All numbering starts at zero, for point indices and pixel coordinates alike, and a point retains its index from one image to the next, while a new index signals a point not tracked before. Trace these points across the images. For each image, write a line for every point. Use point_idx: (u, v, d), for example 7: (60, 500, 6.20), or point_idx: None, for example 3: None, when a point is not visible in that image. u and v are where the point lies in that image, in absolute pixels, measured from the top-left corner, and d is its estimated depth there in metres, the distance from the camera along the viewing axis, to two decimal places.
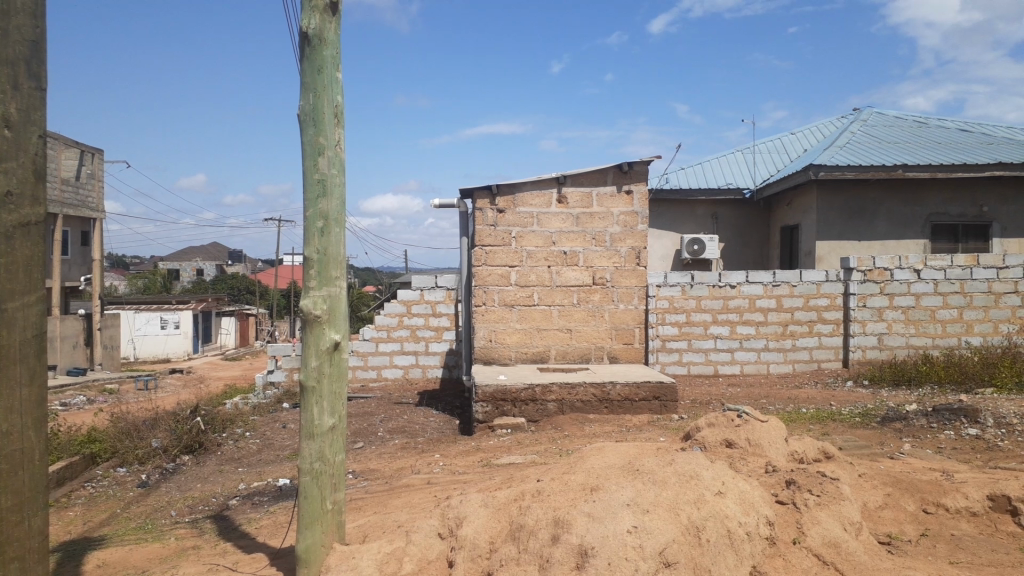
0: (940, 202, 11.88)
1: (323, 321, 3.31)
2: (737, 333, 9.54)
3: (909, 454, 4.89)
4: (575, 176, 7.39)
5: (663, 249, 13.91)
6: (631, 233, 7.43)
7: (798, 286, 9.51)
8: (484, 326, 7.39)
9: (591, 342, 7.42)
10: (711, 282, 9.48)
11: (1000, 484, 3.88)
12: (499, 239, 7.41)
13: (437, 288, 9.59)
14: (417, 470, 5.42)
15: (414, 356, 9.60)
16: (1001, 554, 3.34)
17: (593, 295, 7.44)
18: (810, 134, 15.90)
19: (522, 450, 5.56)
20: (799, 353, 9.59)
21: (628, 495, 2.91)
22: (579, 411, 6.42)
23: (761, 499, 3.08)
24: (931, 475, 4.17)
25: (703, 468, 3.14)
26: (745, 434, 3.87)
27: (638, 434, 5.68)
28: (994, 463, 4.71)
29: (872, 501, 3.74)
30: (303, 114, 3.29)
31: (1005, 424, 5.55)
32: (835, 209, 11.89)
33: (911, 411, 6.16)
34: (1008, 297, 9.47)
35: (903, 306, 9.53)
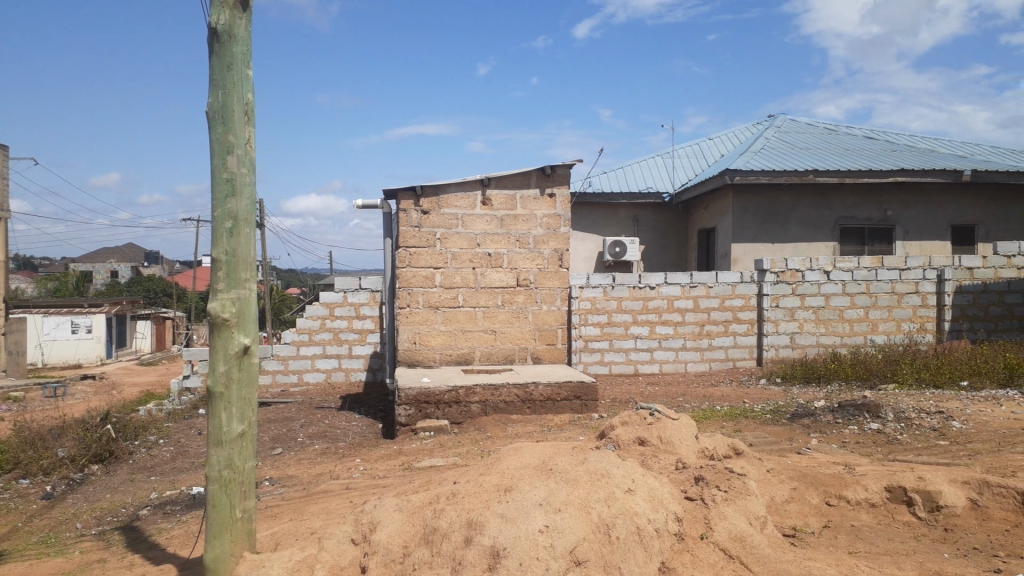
0: (848, 206, 12.38)
1: (231, 324, 3.23)
2: (656, 333, 9.72)
3: (815, 449, 5.08)
4: (499, 179, 7.40)
5: (587, 251, 14.09)
6: (554, 235, 7.49)
7: (714, 287, 9.76)
8: (408, 328, 7.33)
9: (514, 343, 7.45)
10: (631, 283, 9.63)
11: (897, 475, 4.07)
12: (423, 241, 7.36)
13: (361, 290, 9.47)
14: (335, 475, 5.34)
15: (337, 360, 9.46)
16: (896, 542, 3.51)
17: (516, 297, 7.47)
18: (727, 140, 16.37)
19: (444, 453, 5.54)
20: (714, 352, 9.84)
21: (540, 494, 2.93)
22: (502, 412, 6.44)
23: (669, 495, 3.14)
24: (834, 469, 4.33)
25: (614, 466, 3.19)
26: (656, 432, 3.94)
27: (559, 433, 5.74)
28: (893, 456, 4.93)
29: (778, 495, 3.86)
30: (212, 111, 3.19)
31: (904, 419, 5.81)
32: (750, 212, 12.26)
33: (818, 407, 6.39)
34: (910, 297, 9.97)
35: (814, 306, 9.89)
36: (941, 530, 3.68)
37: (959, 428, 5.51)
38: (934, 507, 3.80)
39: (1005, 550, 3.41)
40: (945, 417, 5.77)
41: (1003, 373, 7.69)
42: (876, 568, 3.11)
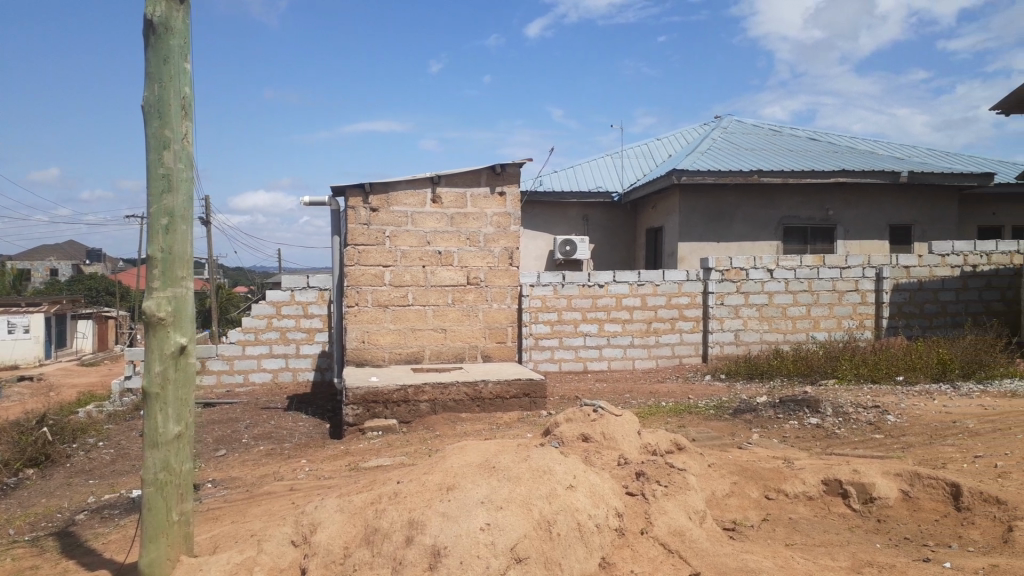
0: (791, 206, 12.66)
1: (167, 323, 3.15)
2: (605, 330, 9.81)
3: (756, 444, 5.18)
4: (449, 176, 7.37)
5: (537, 249, 14.17)
6: (504, 234, 7.49)
7: (661, 285, 9.88)
8: (356, 327, 7.26)
9: (464, 342, 7.44)
10: (581, 281, 9.69)
11: (833, 469, 4.17)
12: (372, 238, 7.30)
13: (309, 288, 9.35)
14: (280, 476, 5.26)
15: (284, 359, 9.32)
16: (831, 534, 3.61)
17: (467, 295, 7.46)
18: (675, 140, 16.58)
19: (392, 452, 5.51)
20: (661, 349, 9.96)
21: (482, 492, 2.93)
22: (451, 411, 6.42)
23: (611, 491, 3.17)
24: (773, 463, 4.42)
25: (556, 463, 3.20)
26: (600, 428, 3.96)
27: (507, 431, 5.74)
28: (831, 449, 5.05)
29: (719, 489, 3.92)
30: (147, 105, 3.11)
31: (842, 413, 5.96)
32: (696, 212, 12.44)
33: (760, 403, 6.51)
34: (850, 295, 10.23)
35: (757, 304, 10.08)
36: (874, 521, 3.79)
37: (894, 422, 5.67)
38: (868, 499, 3.91)
39: (935, 539, 3.53)
40: (880, 411, 5.94)
41: (936, 368, 7.95)
42: (811, 559, 3.18)
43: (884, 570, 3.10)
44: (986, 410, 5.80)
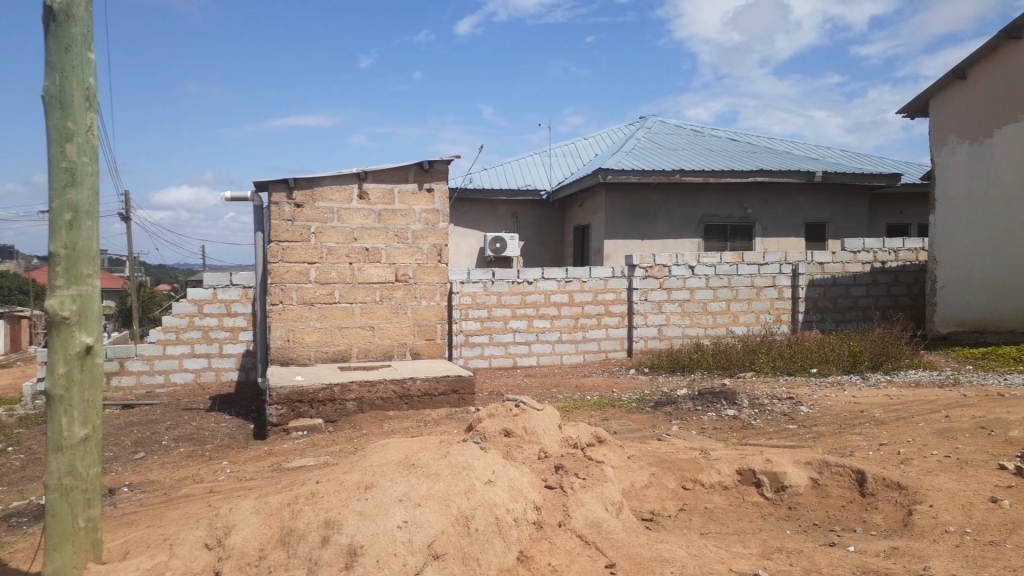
0: (712, 204, 12.97)
1: (71, 322, 3.04)
2: (533, 326, 9.86)
3: (675, 436, 5.31)
4: (376, 172, 7.29)
5: (467, 246, 14.18)
6: (433, 230, 7.46)
7: (588, 281, 9.98)
8: (281, 325, 7.12)
9: (393, 339, 7.38)
10: (510, 278, 9.71)
11: (747, 458, 4.30)
12: (296, 235, 7.17)
13: (232, 286, 9.12)
14: (200, 478, 5.12)
15: (206, 359, 9.07)
16: (744, 522, 3.72)
17: (395, 292, 7.39)
18: (602, 139, 16.80)
19: (316, 452, 5.43)
20: (588, 344, 10.08)
21: (400, 490, 2.93)
22: (379, 409, 6.36)
23: (529, 485, 3.21)
24: (691, 454, 4.52)
25: (475, 458, 3.22)
26: (522, 423, 3.99)
27: (435, 428, 5.73)
28: (747, 440, 5.22)
29: (638, 481, 3.98)
30: (47, 96, 2.98)
31: (758, 404, 6.15)
32: (622, 210, 12.64)
33: (680, 396, 6.67)
34: (768, 290, 10.56)
35: (680, 299, 10.30)
36: (785, 508, 3.93)
37: (806, 412, 5.88)
38: (779, 487, 4.04)
39: (841, 524, 3.68)
40: (794, 402, 6.15)
41: (847, 361, 8.28)
42: (723, 547, 3.28)
43: (791, 555, 3.21)
44: (891, 400, 6.08)
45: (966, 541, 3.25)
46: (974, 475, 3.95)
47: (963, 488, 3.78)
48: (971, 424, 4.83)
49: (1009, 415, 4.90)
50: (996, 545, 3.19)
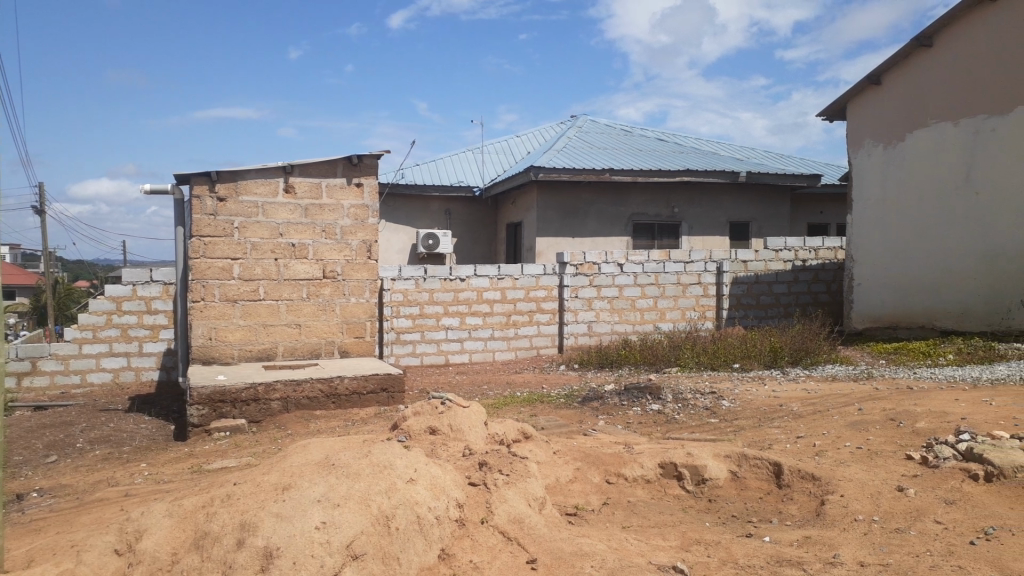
0: (641, 202, 13.16)
1: None
2: (466, 324, 9.83)
3: (601, 430, 5.37)
4: (303, 166, 7.16)
5: (399, 243, 14.05)
6: (361, 226, 7.35)
7: (520, 279, 10.01)
8: (203, 323, 6.92)
9: (320, 337, 7.25)
10: (442, 275, 9.65)
11: (669, 451, 4.38)
12: (220, 230, 6.98)
13: (152, 282, 8.83)
14: (115, 482, 4.94)
15: (125, 358, 8.76)
16: (665, 515, 3.79)
17: (322, 289, 7.26)
18: (534, 137, 16.87)
19: (239, 453, 5.29)
20: (520, 341, 10.11)
21: (319, 490, 2.89)
22: (305, 409, 6.24)
23: (452, 482, 3.20)
24: (615, 448, 4.57)
25: (397, 457, 3.19)
26: (447, 421, 3.97)
27: (362, 427, 5.66)
28: (670, 434, 5.31)
29: (563, 476, 4.01)
30: None
31: (682, 399, 6.27)
32: (553, 207, 12.72)
33: (607, 391, 6.74)
34: (693, 288, 10.79)
35: (609, 296, 10.42)
36: (706, 501, 4.02)
37: (727, 406, 6.03)
38: (700, 480, 4.13)
39: (758, 515, 3.78)
40: (716, 396, 6.29)
41: (768, 356, 8.52)
42: (644, 540, 3.33)
43: (709, 547, 3.29)
44: (808, 393, 6.28)
45: (873, 529, 3.38)
46: (883, 465, 4.11)
47: (872, 478, 3.92)
48: (881, 416, 5.02)
49: (916, 407, 5.12)
50: (901, 532, 3.33)
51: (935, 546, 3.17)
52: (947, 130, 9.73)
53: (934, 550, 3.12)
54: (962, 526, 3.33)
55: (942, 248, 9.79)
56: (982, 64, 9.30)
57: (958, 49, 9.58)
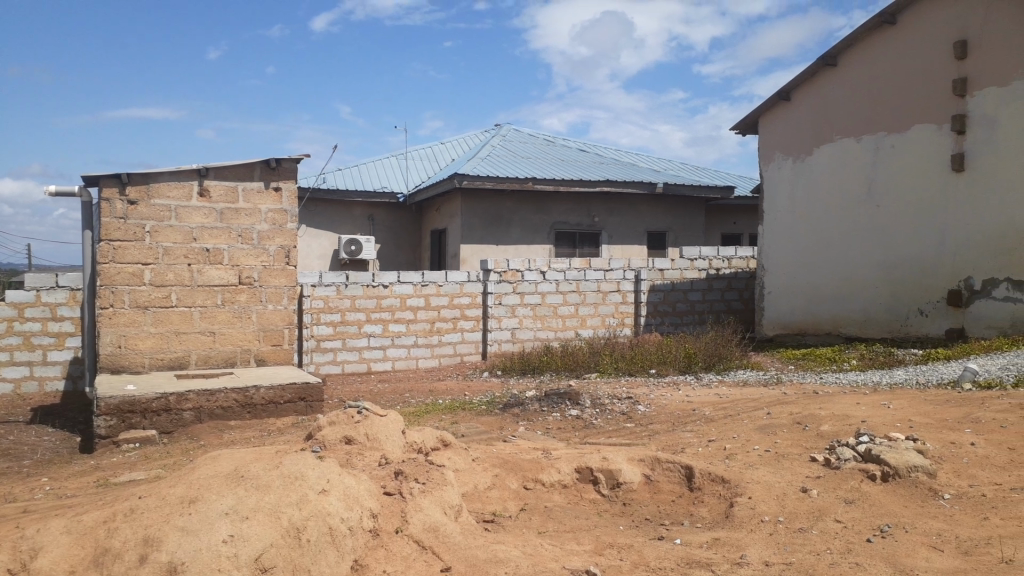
0: (563, 211, 13.32)
1: None
2: (388, 331, 9.72)
3: (520, 437, 5.40)
4: (218, 169, 6.99)
5: (320, 248, 13.83)
6: (280, 231, 7.21)
7: (443, 286, 9.98)
8: (111, 331, 6.66)
9: (236, 345, 7.06)
10: (364, 281, 9.53)
11: (586, 457, 4.43)
12: (130, 234, 6.73)
13: (58, 288, 8.44)
14: (13, 498, 4.68)
15: (28, 368, 8.34)
16: (581, 519, 3.84)
17: (238, 296, 7.08)
18: (458, 145, 16.87)
19: (148, 465, 5.11)
20: (444, 348, 10.07)
21: (227, 502, 2.83)
22: (219, 419, 6.06)
23: (366, 492, 3.17)
24: (533, 454, 4.60)
25: (309, 468, 3.13)
26: (364, 430, 3.93)
27: (279, 437, 5.55)
28: (588, 439, 5.39)
29: (481, 483, 4.02)
30: None
31: (600, 404, 6.36)
32: (476, 215, 12.75)
33: (527, 397, 6.79)
34: (613, 295, 10.98)
35: (532, 303, 10.50)
36: (620, 505, 4.08)
37: (643, 411, 6.15)
38: (615, 484, 4.20)
39: (670, 518, 3.86)
40: (632, 401, 6.41)
41: (682, 362, 8.75)
42: (558, 545, 3.36)
43: (622, 551, 3.35)
44: (720, 398, 6.47)
45: (778, 529, 3.51)
46: (789, 467, 4.27)
47: (778, 480, 4.07)
48: (788, 420, 5.21)
49: (820, 410, 5.34)
50: (804, 531, 3.46)
51: (834, 544, 3.31)
52: (850, 145, 10.19)
53: (834, 548, 3.26)
54: (859, 524, 3.49)
55: (846, 257, 10.22)
56: (882, 84, 9.77)
57: (861, 69, 10.05)
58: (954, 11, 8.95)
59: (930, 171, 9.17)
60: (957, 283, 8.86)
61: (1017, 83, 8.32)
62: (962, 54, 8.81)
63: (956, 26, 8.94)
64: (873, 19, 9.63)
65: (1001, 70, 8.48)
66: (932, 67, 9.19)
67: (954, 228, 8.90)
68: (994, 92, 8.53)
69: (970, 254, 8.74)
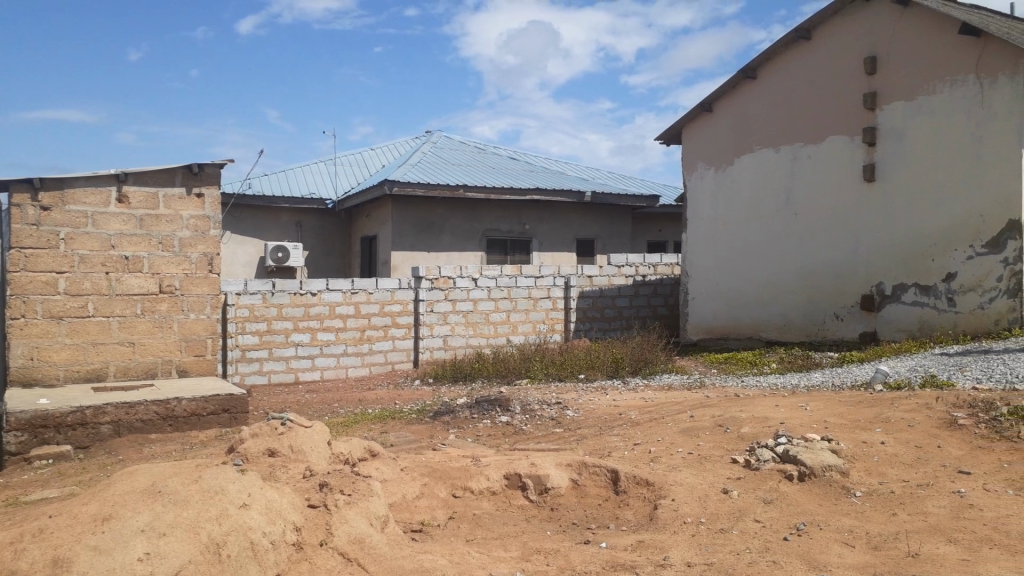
0: (494, 219, 13.36)
1: None
2: (317, 339, 9.56)
3: (449, 444, 5.40)
4: (138, 174, 6.78)
5: (246, 256, 13.54)
6: (203, 238, 7.03)
7: (374, 293, 9.87)
8: (22, 342, 6.38)
9: (156, 356, 6.85)
10: (292, 289, 9.37)
11: (515, 463, 4.46)
12: (43, 241, 6.47)
13: None
14: None
15: None
16: (509, 525, 3.86)
17: (159, 305, 6.87)
18: (388, 151, 16.75)
19: (62, 482, 4.90)
20: (375, 356, 9.95)
21: (144, 519, 2.75)
22: (139, 433, 5.85)
23: (289, 505, 3.13)
24: (462, 462, 4.59)
25: (230, 481, 3.06)
26: (288, 442, 3.87)
27: (202, 450, 5.40)
28: (517, 445, 5.42)
29: (409, 492, 4.00)
30: None
31: (529, 410, 6.39)
32: (407, 222, 12.68)
33: (458, 404, 6.76)
34: (544, 301, 11.07)
35: (464, 310, 10.49)
36: (548, 510, 4.12)
37: (572, 416, 6.21)
38: (543, 490, 4.23)
39: (597, 522, 3.91)
40: (561, 406, 6.47)
41: (610, 366, 8.87)
42: (485, 552, 3.37)
43: (548, 556, 3.38)
44: (646, 402, 6.59)
45: (701, 530, 3.60)
46: (711, 469, 4.38)
47: (701, 482, 4.17)
48: (710, 422, 5.34)
49: (742, 413, 5.49)
50: (725, 531, 3.56)
51: (753, 543, 3.41)
52: (769, 155, 10.52)
53: (753, 547, 3.36)
54: (777, 523, 3.61)
55: (766, 264, 10.53)
56: (799, 97, 10.14)
57: (779, 83, 10.40)
58: (865, 28, 9.35)
59: (844, 181, 9.54)
60: (870, 288, 9.23)
61: (922, 98, 8.73)
62: (872, 69, 9.21)
63: (867, 43, 9.34)
64: (789, 34, 9.98)
65: (908, 85, 8.88)
66: (845, 82, 9.57)
67: (867, 236, 9.28)
68: (902, 106, 8.93)
69: (882, 260, 9.12)
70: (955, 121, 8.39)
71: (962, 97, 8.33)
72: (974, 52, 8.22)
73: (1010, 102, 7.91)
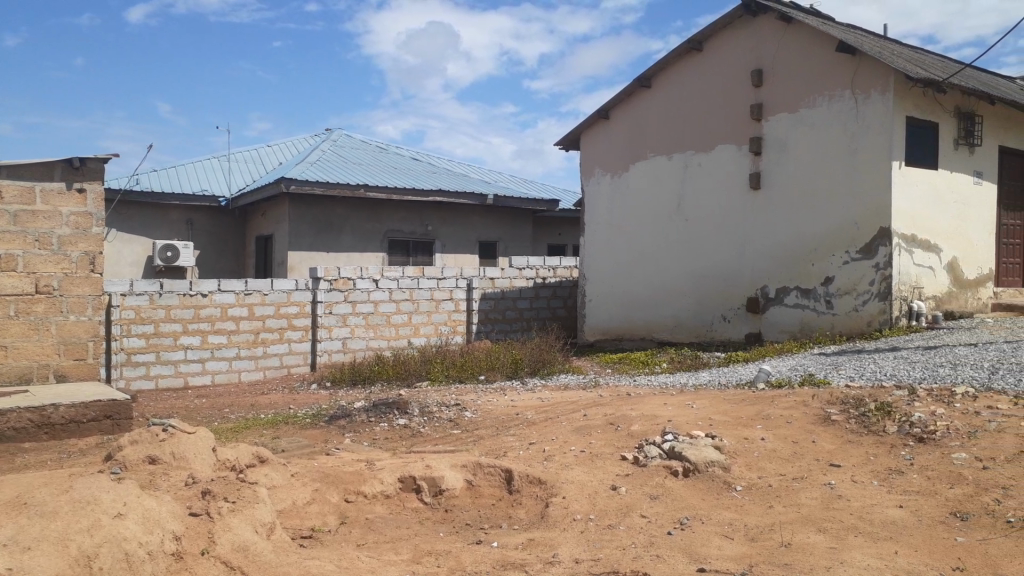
0: (395, 220, 13.25)
1: None
2: (208, 343, 9.23)
3: (343, 449, 5.31)
4: (11, 167, 6.40)
5: (132, 255, 12.95)
6: (84, 236, 6.67)
7: (269, 294, 9.61)
8: None
9: (31, 360, 6.45)
10: (181, 290, 9.01)
11: (409, 465, 4.44)
12: None
13: None
14: None
15: None
16: (401, 529, 3.85)
17: (35, 306, 6.48)
18: (286, 149, 16.35)
19: None
20: (269, 360, 9.68)
21: (7, 533, 2.62)
22: (11, 441, 5.52)
23: (168, 513, 3.02)
24: (355, 466, 4.53)
25: (104, 491, 2.93)
26: (169, 448, 3.74)
27: (79, 459, 5.14)
28: (414, 448, 5.39)
29: (299, 498, 3.92)
30: None
31: (427, 412, 6.37)
32: (305, 221, 12.43)
33: (354, 408, 6.67)
34: (445, 303, 11.06)
35: (364, 312, 10.36)
36: (442, 511, 4.12)
37: (469, 417, 6.23)
38: (437, 491, 4.23)
39: (489, 522, 3.95)
40: (459, 407, 6.48)
41: (509, 367, 8.93)
42: (375, 556, 3.35)
43: (439, 557, 3.38)
44: (542, 402, 6.68)
45: (589, 526, 3.68)
46: (602, 466, 4.49)
47: (591, 479, 4.26)
48: (603, 421, 5.46)
49: (633, 411, 5.64)
50: (612, 527, 3.65)
51: (639, 538, 3.52)
52: (662, 162, 10.85)
53: (638, 542, 3.47)
54: (662, 518, 3.73)
55: (659, 268, 10.86)
56: (691, 107, 10.50)
57: (672, 92, 10.74)
58: (752, 42, 9.78)
59: (732, 189, 9.94)
60: (756, 291, 9.65)
61: (803, 111, 9.20)
62: (758, 82, 9.63)
63: (753, 56, 9.77)
64: (682, 46, 10.33)
65: (791, 99, 9.34)
66: (734, 93, 9.98)
67: (753, 241, 9.70)
68: (785, 118, 9.38)
69: (766, 265, 9.55)
70: (833, 133, 8.88)
71: (839, 111, 8.82)
72: (849, 68, 8.71)
73: (882, 116, 8.43)
